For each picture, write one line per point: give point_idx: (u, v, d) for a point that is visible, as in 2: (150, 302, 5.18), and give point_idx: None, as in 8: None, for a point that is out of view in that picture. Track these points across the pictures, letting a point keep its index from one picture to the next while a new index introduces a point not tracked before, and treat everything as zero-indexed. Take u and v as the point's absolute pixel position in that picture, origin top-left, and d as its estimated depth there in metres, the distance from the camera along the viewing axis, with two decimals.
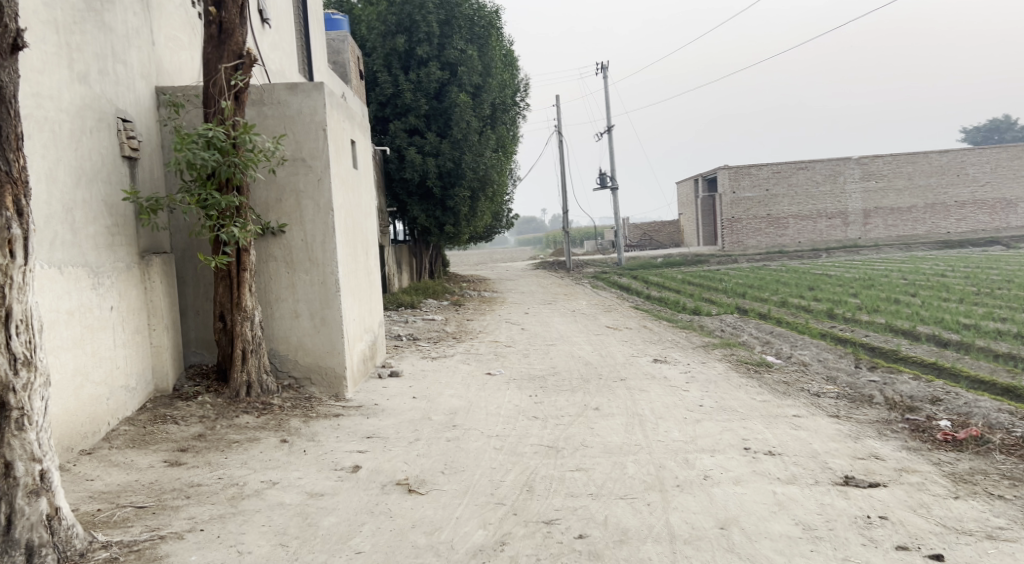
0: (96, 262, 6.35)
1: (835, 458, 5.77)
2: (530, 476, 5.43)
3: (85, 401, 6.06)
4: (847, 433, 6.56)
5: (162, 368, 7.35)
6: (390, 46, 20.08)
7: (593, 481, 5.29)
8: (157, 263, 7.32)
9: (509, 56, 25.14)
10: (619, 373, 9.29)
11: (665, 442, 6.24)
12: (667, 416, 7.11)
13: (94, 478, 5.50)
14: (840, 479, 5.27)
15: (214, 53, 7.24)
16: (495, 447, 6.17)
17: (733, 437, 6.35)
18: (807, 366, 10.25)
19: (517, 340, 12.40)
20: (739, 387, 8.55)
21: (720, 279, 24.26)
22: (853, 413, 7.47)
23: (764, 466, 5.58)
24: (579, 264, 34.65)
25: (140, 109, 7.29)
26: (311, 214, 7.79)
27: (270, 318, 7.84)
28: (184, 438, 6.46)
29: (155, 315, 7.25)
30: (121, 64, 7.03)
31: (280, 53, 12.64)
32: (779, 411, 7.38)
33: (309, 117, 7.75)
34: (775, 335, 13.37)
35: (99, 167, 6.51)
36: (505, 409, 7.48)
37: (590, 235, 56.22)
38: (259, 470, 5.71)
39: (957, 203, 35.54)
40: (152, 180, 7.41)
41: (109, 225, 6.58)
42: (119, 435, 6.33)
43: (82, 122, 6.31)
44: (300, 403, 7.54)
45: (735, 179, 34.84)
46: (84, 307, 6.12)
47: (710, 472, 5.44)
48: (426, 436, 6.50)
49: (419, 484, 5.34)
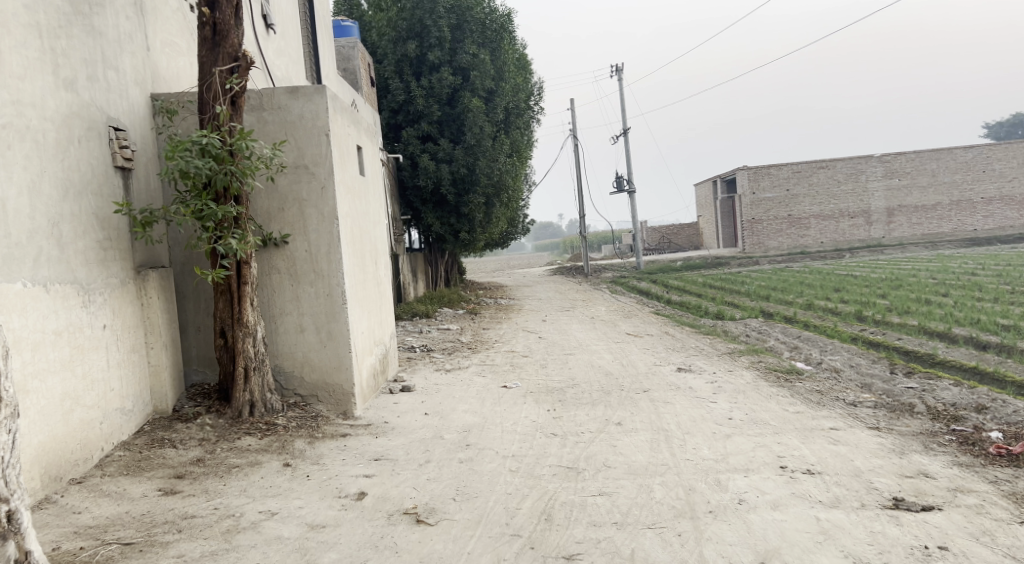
0: (87, 279, 6.03)
1: (881, 477, 5.30)
2: (549, 502, 5.00)
3: (75, 427, 5.71)
4: (890, 447, 6.08)
5: (161, 388, 7.00)
6: (401, 52, 19.78)
7: (618, 507, 4.86)
8: (154, 278, 6.96)
9: (522, 59, 24.74)
10: (642, 384, 8.81)
11: (694, 461, 5.79)
12: (695, 431, 6.67)
13: (82, 511, 5.16)
14: (889, 502, 4.79)
15: (208, 56, 6.90)
16: (511, 469, 5.74)
17: (767, 454, 5.90)
18: (839, 372, 9.74)
19: (534, 349, 11.97)
20: (769, 398, 8.06)
21: (741, 282, 23.74)
22: (895, 424, 6.97)
23: (804, 487, 5.13)
24: (597, 269, 34.15)
25: (134, 118, 6.97)
26: (315, 224, 7.43)
27: (274, 333, 7.49)
28: (182, 463, 6.10)
29: (152, 332, 6.90)
30: (113, 70, 6.71)
31: (285, 60, 12.30)
32: (814, 424, 6.91)
33: (311, 122, 7.39)
34: (803, 340, 12.82)
35: (89, 178, 6.19)
36: (522, 426, 7.05)
37: (608, 240, 55.76)
38: (258, 498, 5.32)
39: (984, 199, 34.67)
40: (147, 191, 7.07)
41: (100, 238, 6.25)
42: (113, 461, 5.99)
43: (69, 131, 5.99)
44: (305, 422, 7.14)
45: (755, 180, 34.32)
46: (73, 326, 5.78)
47: (744, 495, 4.99)
48: (438, 458, 6.09)
49: (429, 513, 4.94)
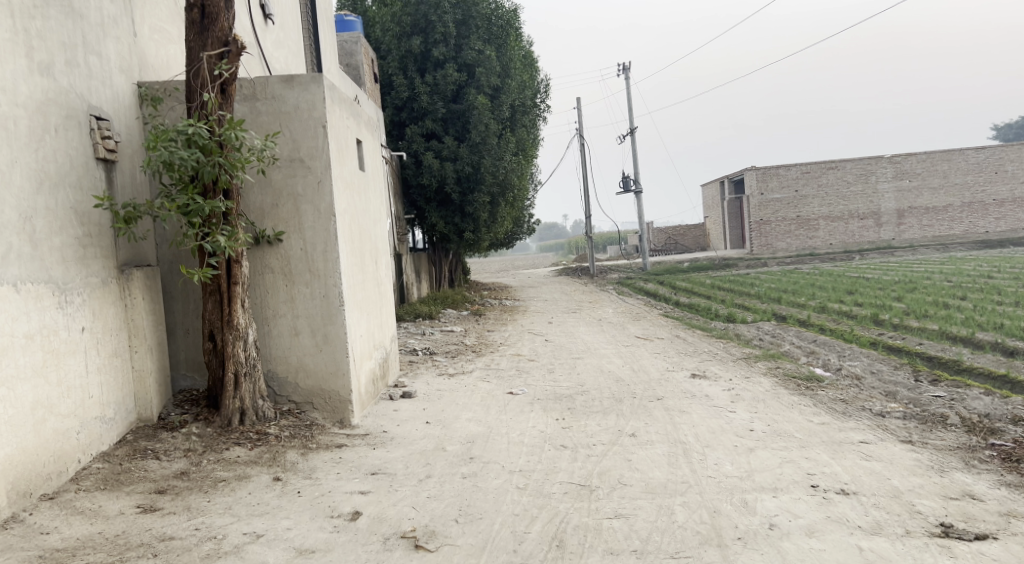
0: (63, 278, 5.60)
1: (923, 498, 4.85)
2: (560, 526, 4.58)
3: (48, 438, 5.28)
4: (927, 464, 5.62)
5: (145, 394, 6.56)
6: (405, 48, 19.33)
7: (636, 533, 4.45)
8: (139, 276, 6.53)
9: (528, 56, 24.30)
10: (655, 392, 8.36)
11: (716, 478, 5.35)
12: (716, 444, 6.22)
13: (51, 531, 4.74)
14: (936, 529, 4.37)
15: (197, 40, 6.48)
16: (518, 486, 5.30)
17: (796, 471, 5.45)
18: (862, 379, 9.29)
19: (541, 353, 11.54)
20: (791, 407, 7.60)
21: (751, 284, 23.31)
22: (929, 437, 6.52)
23: (838, 509, 4.70)
24: (604, 269, 33.60)
25: (118, 107, 6.54)
26: (311, 220, 7.00)
27: (267, 336, 7.06)
28: (164, 476, 5.68)
29: (136, 335, 6.47)
30: (96, 56, 6.28)
31: (284, 52, 11.86)
32: (843, 437, 6.45)
33: (307, 113, 6.96)
34: (819, 345, 12.34)
35: (67, 170, 5.77)
36: (529, 437, 6.61)
37: (614, 240, 55.38)
38: (244, 518, 4.89)
39: (996, 201, 34.13)
40: (132, 184, 6.64)
41: (79, 235, 5.82)
42: (90, 474, 5.56)
43: (44, 119, 5.56)
44: (299, 431, 6.71)
45: (763, 180, 33.83)
46: (47, 329, 5.35)
47: (775, 519, 4.57)
48: (439, 472, 5.65)
49: (429, 537, 4.52)
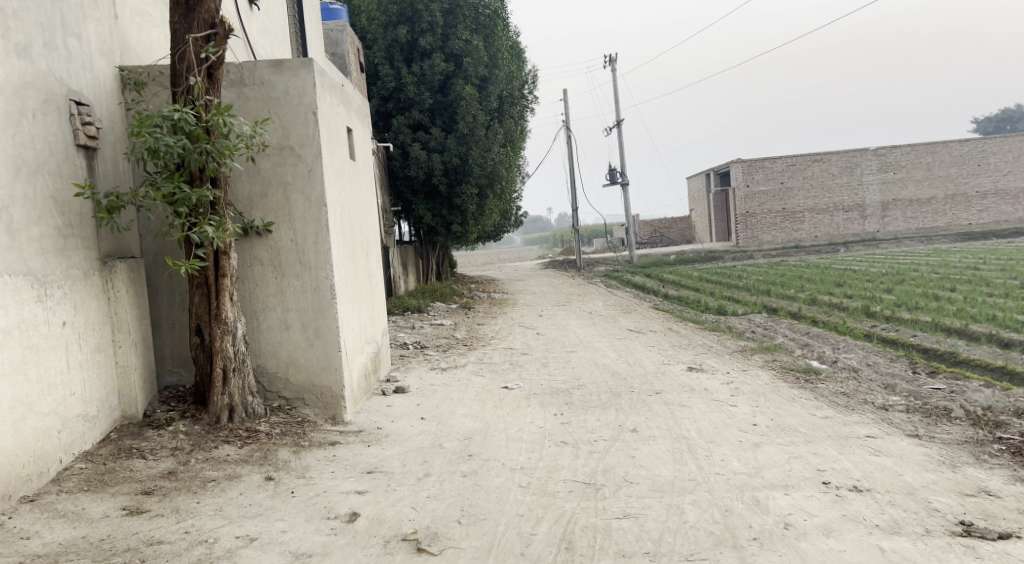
0: (43, 270, 5.34)
1: (938, 495, 4.72)
2: (568, 527, 4.41)
3: (27, 437, 5.04)
4: (938, 459, 5.49)
5: (129, 391, 6.31)
6: (392, 38, 18.99)
7: (647, 533, 4.29)
8: (123, 269, 6.28)
9: (516, 47, 24.04)
10: (653, 386, 8.20)
11: (725, 475, 5.19)
12: (720, 439, 6.07)
13: (31, 536, 4.51)
14: (957, 528, 4.25)
15: (181, 22, 6.23)
16: (521, 484, 5.12)
17: (805, 467, 5.31)
18: (859, 371, 9.17)
19: (534, 346, 11.36)
20: (792, 401, 7.46)
21: (738, 276, 23.24)
22: (935, 431, 6.40)
23: (853, 507, 4.56)
24: (590, 262, 33.41)
25: (99, 92, 6.27)
26: (301, 211, 6.77)
27: (256, 331, 6.83)
28: (151, 476, 5.45)
29: (120, 329, 6.22)
30: (75, 38, 6.01)
31: (269, 39, 11.54)
32: (848, 431, 6.32)
33: (297, 99, 6.72)
34: (813, 337, 12.22)
35: (46, 156, 5.50)
36: (529, 433, 6.42)
37: (600, 233, 55.29)
38: (236, 520, 4.68)
39: (979, 193, 34.32)
40: (115, 172, 6.37)
41: (59, 225, 5.56)
42: (72, 475, 5.32)
43: (22, 103, 5.30)
44: (290, 428, 6.49)
45: (749, 173, 33.77)
46: (27, 324, 5.10)
47: (790, 518, 4.42)
48: (438, 471, 5.46)
49: (432, 539, 4.34)
